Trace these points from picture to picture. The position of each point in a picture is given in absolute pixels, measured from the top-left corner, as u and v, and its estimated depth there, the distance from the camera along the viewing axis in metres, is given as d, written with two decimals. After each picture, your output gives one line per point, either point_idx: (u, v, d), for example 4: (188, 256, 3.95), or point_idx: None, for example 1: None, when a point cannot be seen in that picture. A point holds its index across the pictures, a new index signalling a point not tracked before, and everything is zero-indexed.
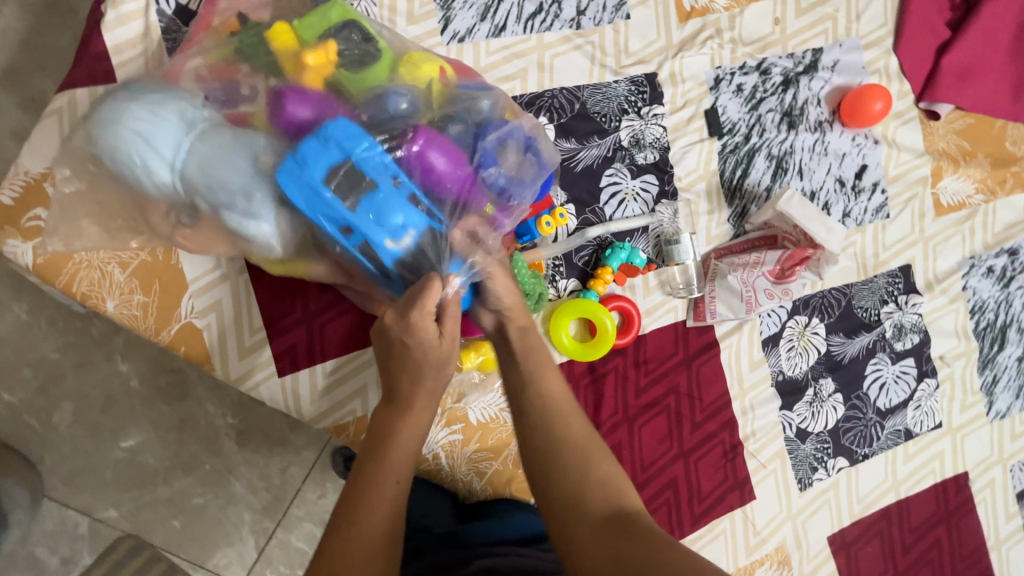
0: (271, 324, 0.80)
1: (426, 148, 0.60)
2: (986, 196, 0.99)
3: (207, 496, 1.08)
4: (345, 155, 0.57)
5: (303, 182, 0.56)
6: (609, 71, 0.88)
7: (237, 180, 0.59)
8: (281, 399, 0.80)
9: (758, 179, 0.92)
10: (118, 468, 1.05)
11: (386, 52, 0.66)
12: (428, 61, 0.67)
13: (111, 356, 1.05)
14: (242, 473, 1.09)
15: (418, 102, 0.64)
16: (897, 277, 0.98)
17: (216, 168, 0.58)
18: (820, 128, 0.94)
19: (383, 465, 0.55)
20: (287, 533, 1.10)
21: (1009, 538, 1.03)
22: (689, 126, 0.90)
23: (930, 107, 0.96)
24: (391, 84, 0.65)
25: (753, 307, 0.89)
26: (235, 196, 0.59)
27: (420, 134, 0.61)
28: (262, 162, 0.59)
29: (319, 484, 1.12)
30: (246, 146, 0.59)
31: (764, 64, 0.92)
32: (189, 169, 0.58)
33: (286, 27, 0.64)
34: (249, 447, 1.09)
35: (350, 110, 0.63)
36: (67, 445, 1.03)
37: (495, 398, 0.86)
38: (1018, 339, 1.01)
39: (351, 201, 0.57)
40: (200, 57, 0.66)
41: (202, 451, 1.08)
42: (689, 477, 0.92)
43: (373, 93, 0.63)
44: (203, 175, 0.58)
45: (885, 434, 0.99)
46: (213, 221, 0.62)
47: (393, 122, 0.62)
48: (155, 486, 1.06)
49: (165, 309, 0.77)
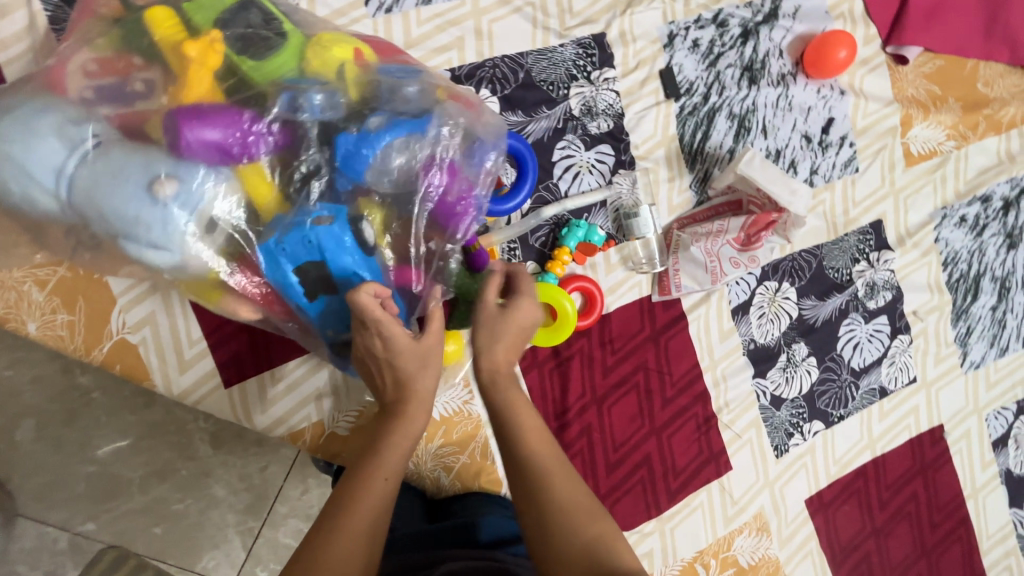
0: (211, 335, 0.75)
1: (360, 153, 0.57)
2: (958, 142, 0.95)
3: (187, 500, 0.99)
4: (308, 218, 0.56)
5: (268, 253, 0.56)
6: (553, 34, 0.82)
7: (129, 210, 0.52)
8: (230, 412, 0.77)
9: (720, 141, 0.87)
10: (91, 480, 0.96)
11: (292, 36, 0.60)
12: (340, 42, 0.61)
13: (67, 368, 0.94)
14: (219, 475, 1.00)
15: (333, 93, 0.59)
16: (868, 234, 0.94)
17: (95, 170, 0.52)
18: (783, 82, 0.89)
19: (368, 469, 0.52)
20: (274, 530, 1.01)
21: (985, 486, 1.03)
22: (644, 89, 0.85)
23: (898, 51, 0.91)
24: (301, 74, 0.59)
25: (718, 277, 0.85)
26: (141, 236, 0.53)
27: (351, 139, 0.58)
28: (157, 187, 0.52)
29: (301, 480, 1.02)
30: (138, 164, 0.53)
31: (720, 16, 0.86)
32: (78, 191, 0.53)
33: (173, 16, 0.58)
34: (224, 449, 1.00)
35: (258, 104, 0.57)
36: (32, 462, 0.94)
37: (457, 391, 0.83)
38: (992, 288, 0.99)
39: (310, 267, 0.57)
40: (88, 50, 0.59)
41: (176, 456, 0.98)
42: (663, 453, 0.90)
43: (280, 85, 0.58)
44: (92, 198, 0.52)
45: (860, 394, 0.97)
46: (115, 248, 0.56)
47: (313, 122, 0.57)
48: (131, 495, 0.97)
49: (94, 327, 0.72)
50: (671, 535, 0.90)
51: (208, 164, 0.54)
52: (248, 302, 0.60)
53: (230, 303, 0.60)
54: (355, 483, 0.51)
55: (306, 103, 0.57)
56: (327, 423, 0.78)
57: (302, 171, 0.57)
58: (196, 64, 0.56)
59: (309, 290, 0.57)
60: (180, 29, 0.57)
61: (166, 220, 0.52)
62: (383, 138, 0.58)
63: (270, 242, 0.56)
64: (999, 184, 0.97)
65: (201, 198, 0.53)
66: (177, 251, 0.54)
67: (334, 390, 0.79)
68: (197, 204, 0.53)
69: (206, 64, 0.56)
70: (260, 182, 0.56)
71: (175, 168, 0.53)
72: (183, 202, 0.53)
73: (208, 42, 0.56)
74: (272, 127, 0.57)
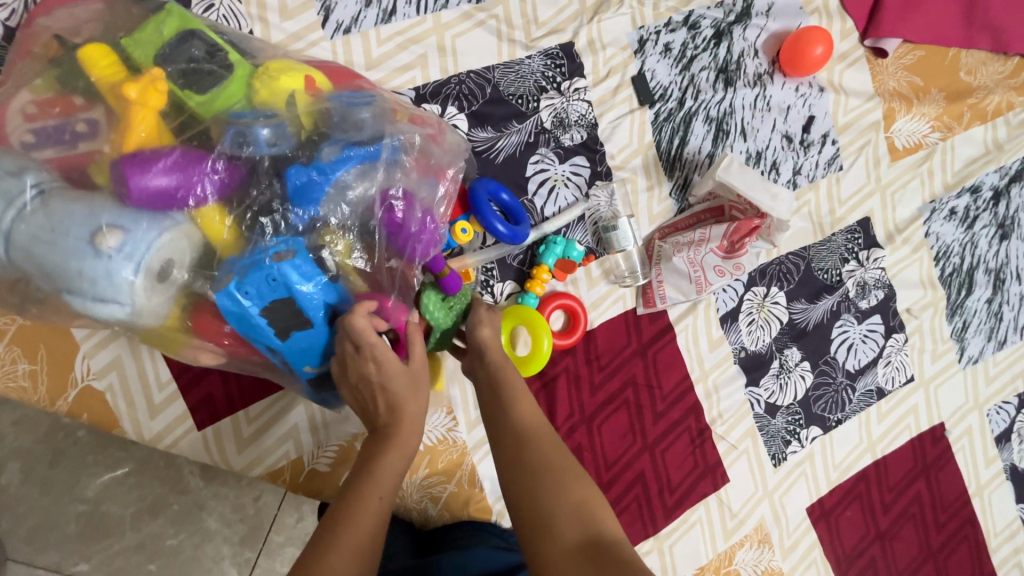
0: (181, 376, 0.73)
1: (312, 184, 0.55)
2: (943, 133, 0.92)
3: (181, 535, 0.89)
4: (268, 255, 0.53)
5: (227, 299, 0.52)
6: (519, 46, 0.79)
7: (71, 264, 0.49)
8: (206, 454, 0.74)
9: (698, 146, 0.85)
10: (81, 521, 0.86)
11: (240, 67, 0.58)
12: (289, 70, 0.59)
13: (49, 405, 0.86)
14: (214, 507, 0.90)
15: (283, 125, 0.57)
16: (856, 233, 0.92)
17: (37, 224, 0.50)
18: (760, 81, 0.86)
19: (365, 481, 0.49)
20: (270, 561, 0.91)
21: (991, 483, 1.01)
22: (617, 97, 0.82)
23: (876, 44, 0.88)
24: (247, 106, 0.57)
25: (704, 286, 0.83)
26: (88, 291, 0.50)
27: (302, 169, 0.56)
28: (101, 239, 0.49)
29: (297, 505, 0.93)
30: (79, 214, 0.50)
31: (691, 18, 0.83)
32: (20, 247, 0.50)
33: (112, 55, 0.55)
34: (217, 480, 0.90)
35: (206, 143, 0.55)
36: (20, 504, 0.84)
37: (441, 419, 0.80)
38: (986, 281, 0.96)
39: (275, 307, 0.53)
40: (27, 92, 0.56)
41: (167, 490, 0.89)
42: (658, 469, 0.87)
43: (223, 120, 0.56)
44: (36, 254, 0.50)
45: (857, 396, 0.95)
46: (63, 302, 0.53)
47: (262, 156, 0.55)
48: (124, 533, 0.87)
49: (57, 376, 0.70)
50: (670, 553, 0.87)
51: (156, 211, 0.51)
52: (209, 347, 0.57)
53: (192, 351, 0.58)
54: (347, 506, 0.47)
55: (252, 137, 0.55)
56: (307, 460, 0.76)
57: (254, 206, 0.55)
58: (136, 104, 0.53)
59: (282, 333, 0.54)
60: (121, 69, 0.55)
61: (111, 272, 0.49)
62: (337, 166, 0.57)
63: (230, 286, 0.52)
64: (988, 174, 0.94)
65: (148, 246, 0.50)
66: (128, 303, 0.51)
67: (312, 425, 0.76)
68: (142, 255, 0.49)
69: (148, 104, 0.53)
70: (212, 222, 0.53)
71: (120, 218, 0.50)
72: (129, 253, 0.49)
73: (150, 81, 0.54)
74: (221, 164, 0.54)
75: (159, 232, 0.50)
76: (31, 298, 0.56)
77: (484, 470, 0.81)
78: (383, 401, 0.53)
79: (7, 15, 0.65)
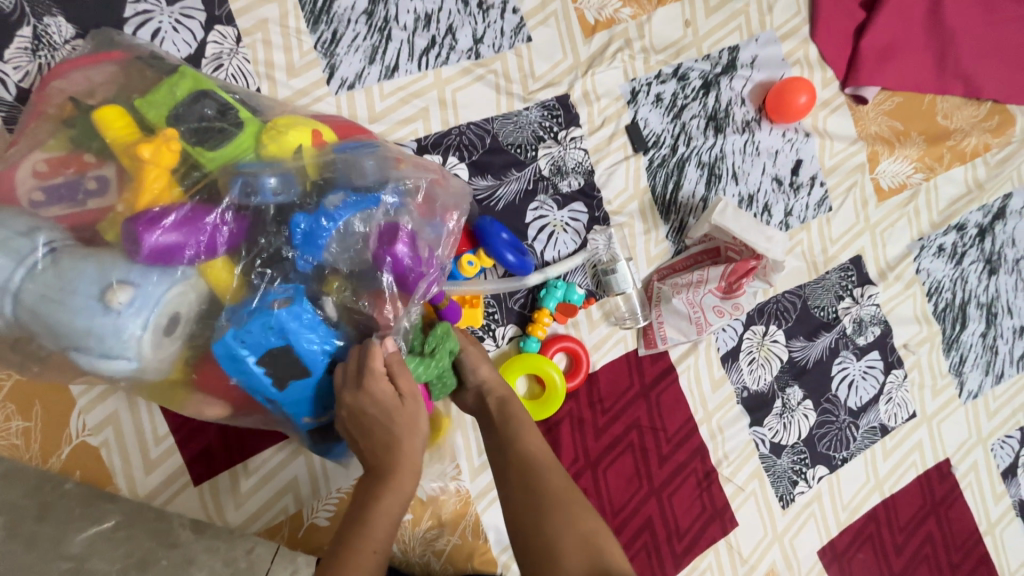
0: (179, 430, 0.71)
1: (319, 233, 0.56)
2: (926, 174, 0.96)
3: None
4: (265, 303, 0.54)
5: (226, 351, 0.52)
6: (517, 98, 0.82)
7: (78, 321, 0.49)
8: (202, 510, 0.72)
9: (692, 190, 0.87)
10: None
11: (249, 123, 0.60)
12: (296, 124, 0.61)
13: None
14: None
15: (290, 176, 0.58)
16: (850, 271, 0.94)
17: (47, 282, 0.50)
18: (748, 128, 0.89)
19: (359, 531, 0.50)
20: None
21: (1001, 520, 0.99)
22: (612, 145, 0.85)
23: (856, 92, 0.92)
24: (255, 158, 0.58)
25: (704, 327, 0.83)
26: (95, 347, 0.49)
27: (308, 217, 0.56)
28: (111, 296, 0.49)
29: None
30: (90, 271, 0.50)
31: (681, 69, 0.87)
32: (25, 305, 0.50)
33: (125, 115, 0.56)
34: None
35: (214, 196, 0.55)
36: None
37: (443, 468, 0.79)
38: (979, 315, 0.98)
39: (274, 353, 0.53)
40: (40, 151, 0.57)
41: None
42: (666, 515, 0.86)
43: (232, 171, 0.57)
44: (44, 311, 0.50)
45: (861, 434, 0.94)
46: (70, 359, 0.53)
47: (268, 206, 0.56)
48: None
49: (52, 432, 0.68)
50: None
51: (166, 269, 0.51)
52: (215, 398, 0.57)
53: (196, 402, 0.58)
54: (342, 555, 0.48)
55: (258, 187, 0.56)
56: (307, 514, 0.74)
57: (263, 255, 0.55)
58: (149, 164, 0.54)
59: (279, 382, 0.55)
60: (135, 130, 0.56)
61: (119, 330, 0.49)
62: (344, 213, 0.58)
63: (228, 337, 0.52)
64: (971, 212, 0.97)
65: (158, 299, 0.50)
66: (136, 358, 0.50)
67: (313, 478, 0.75)
68: (152, 309, 0.50)
69: (160, 163, 0.54)
70: (219, 274, 0.54)
71: (130, 274, 0.50)
72: (139, 306, 0.49)
73: (162, 141, 0.55)
74: (229, 217, 0.55)
75: (169, 286, 0.51)
76: (35, 356, 0.55)
77: (489, 520, 0.79)
78: (380, 441, 0.55)
79: (21, 77, 0.66)
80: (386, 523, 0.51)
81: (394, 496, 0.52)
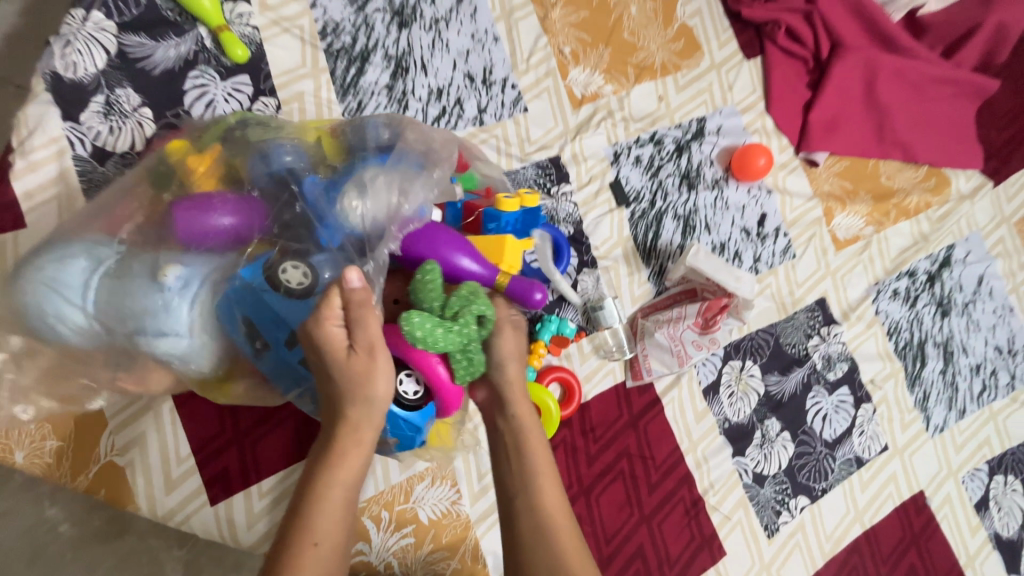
0: (201, 450, 0.77)
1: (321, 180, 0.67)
2: (876, 227, 1.08)
3: None
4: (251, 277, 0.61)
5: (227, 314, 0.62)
6: (515, 158, 0.95)
7: (136, 304, 0.58)
8: (215, 530, 0.75)
9: (670, 238, 0.99)
10: None
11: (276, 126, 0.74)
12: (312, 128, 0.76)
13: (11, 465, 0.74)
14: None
15: (304, 151, 0.70)
16: (816, 311, 1.03)
17: (115, 292, 0.59)
18: (717, 185, 1.02)
19: (306, 521, 0.53)
20: None
21: (980, 553, 1.03)
22: (598, 199, 0.97)
23: (809, 156, 1.06)
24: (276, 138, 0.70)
25: (685, 359, 0.92)
26: (150, 326, 0.58)
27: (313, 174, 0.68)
28: (163, 274, 0.59)
29: None
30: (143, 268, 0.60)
31: (656, 136, 1.01)
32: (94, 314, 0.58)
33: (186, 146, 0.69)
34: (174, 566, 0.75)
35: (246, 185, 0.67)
36: None
37: (446, 491, 0.84)
38: (937, 353, 1.07)
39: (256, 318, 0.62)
40: (113, 195, 0.67)
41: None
42: (656, 542, 0.90)
43: (262, 149, 0.68)
44: (103, 308, 0.59)
45: (838, 465, 1.00)
46: (126, 353, 0.62)
47: (283, 172, 0.67)
48: None
49: (82, 451, 0.73)
50: None
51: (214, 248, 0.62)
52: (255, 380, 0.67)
53: (241, 388, 0.68)
54: (288, 550, 0.52)
55: (274, 156, 0.67)
56: None
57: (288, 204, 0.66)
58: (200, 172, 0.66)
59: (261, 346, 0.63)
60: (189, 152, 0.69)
61: (169, 306, 0.58)
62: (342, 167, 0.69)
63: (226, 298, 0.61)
64: (920, 260, 1.08)
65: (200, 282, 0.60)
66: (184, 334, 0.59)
67: None
68: (193, 290, 0.60)
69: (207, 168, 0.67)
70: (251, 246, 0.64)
71: (178, 257, 0.61)
72: (182, 288, 0.59)
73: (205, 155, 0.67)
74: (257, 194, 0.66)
75: (207, 267, 0.61)
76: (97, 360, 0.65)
77: (488, 545, 0.83)
78: (330, 402, 0.57)
79: (96, 137, 0.79)
80: (333, 519, 0.54)
81: (342, 485, 0.55)
